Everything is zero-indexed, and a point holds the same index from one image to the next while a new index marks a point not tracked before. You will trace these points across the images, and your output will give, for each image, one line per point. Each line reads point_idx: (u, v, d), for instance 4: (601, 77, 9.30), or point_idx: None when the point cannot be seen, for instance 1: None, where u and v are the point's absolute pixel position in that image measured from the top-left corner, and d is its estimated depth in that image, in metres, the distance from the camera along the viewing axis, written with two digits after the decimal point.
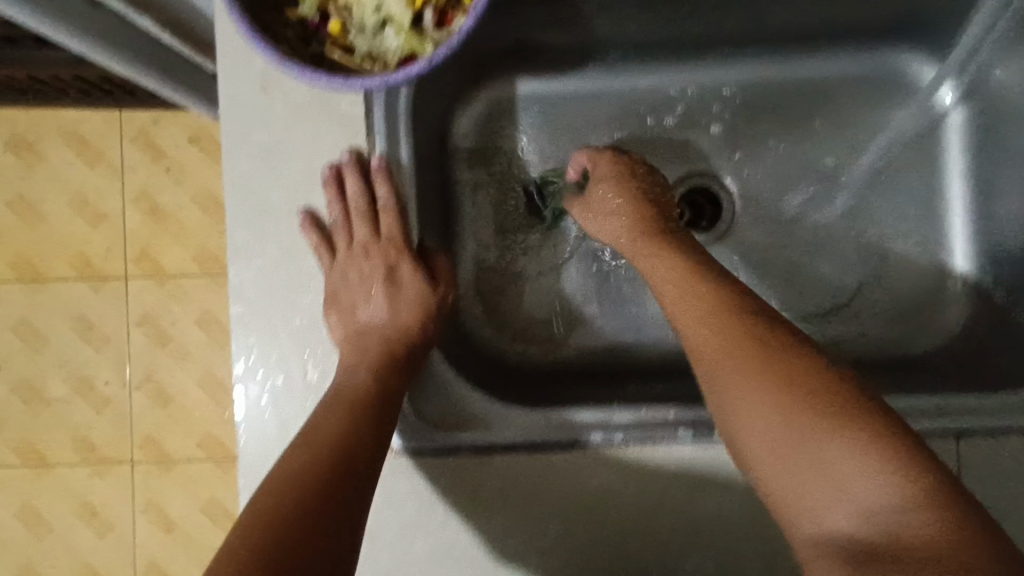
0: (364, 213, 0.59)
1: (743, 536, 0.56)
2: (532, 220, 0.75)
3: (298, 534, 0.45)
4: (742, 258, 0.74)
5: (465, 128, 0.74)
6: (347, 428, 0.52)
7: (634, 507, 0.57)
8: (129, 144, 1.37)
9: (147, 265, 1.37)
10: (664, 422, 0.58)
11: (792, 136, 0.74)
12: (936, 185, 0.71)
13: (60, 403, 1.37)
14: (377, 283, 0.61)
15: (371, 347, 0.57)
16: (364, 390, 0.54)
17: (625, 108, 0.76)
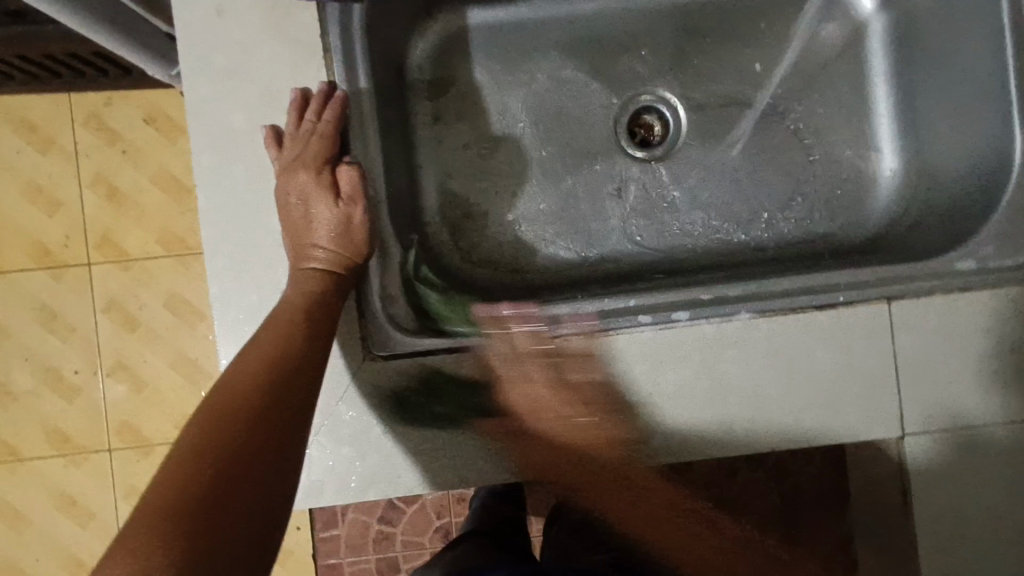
0: (309, 132, 0.58)
1: (706, 407, 0.61)
2: (492, 147, 0.79)
3: (257, 444, 0.47)
4: (689, 170, 0.79)
5: (420, 60, 0.77)
6: (284, 344, 0.53)
7: (603, 391, 0.61)
8: (80, 130, 1.35)
9: (107, 246, 1.35)
10: (625, 309, 0.63)
11: (728, 53, 0.79)
12: (863, 90, 0.76)
13: (30, 396, 1.35)
14: (304, 195, 0.58)
15: (300, 265, 0.58)
16: (304, 307, 0.56)
17: (574, 32, 0.79)
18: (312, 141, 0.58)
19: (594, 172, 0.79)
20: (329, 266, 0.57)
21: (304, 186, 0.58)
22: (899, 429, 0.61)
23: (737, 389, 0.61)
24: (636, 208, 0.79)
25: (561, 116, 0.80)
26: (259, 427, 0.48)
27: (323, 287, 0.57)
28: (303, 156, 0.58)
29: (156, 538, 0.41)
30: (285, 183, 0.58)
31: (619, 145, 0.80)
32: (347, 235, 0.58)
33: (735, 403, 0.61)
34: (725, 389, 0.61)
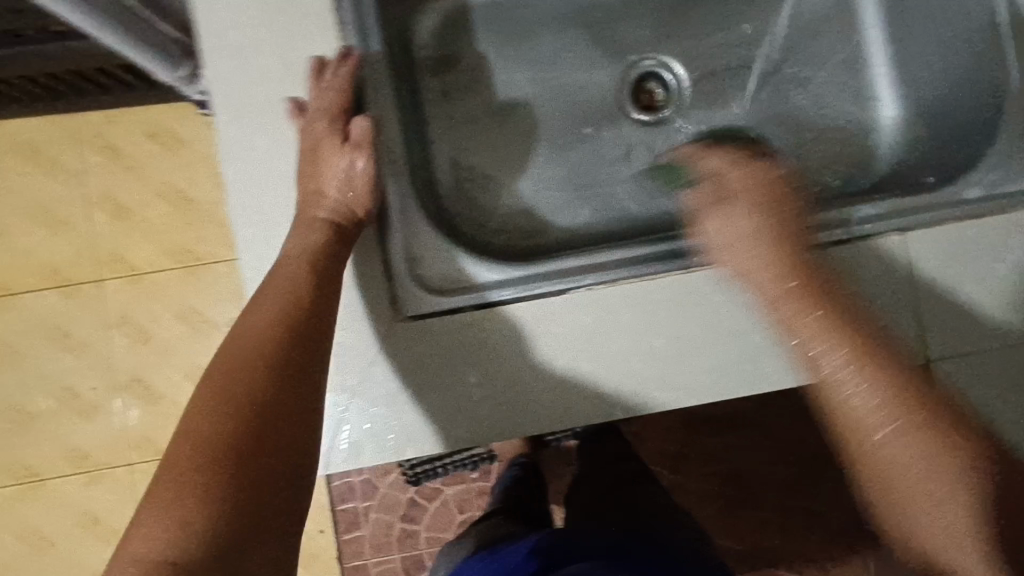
0: (327, 91, 0.60)
1: (732, 345, 0.62)
2: (500, 119, 0.81)
3: (274, 394, 0.49)
4: (694, 129, 0.81)
5: (425, 38, 0.79)
6: (291, 296, 0.54)
7: (629, 336, 0.62)
8: (86, 149, 1.37)
9: (118, 261, 1.36)
10: (644, 257, 0.64)
11: (723, 14, 0.81)
12: (857, 41, 0.79)
13: (50, 416, 1.35)
14: (324, 154, 0.60)
15: (307, 212, 0.59)
16: (310, 259, 0.56)
17: (572, 4, 0.82)
18: (329, 98, 0.60)
19: (600, 137, 0.82)
20: (338, 220, 0.59)
21: (322, 142, 0.60)
22: (924, 356, 0.62)
23: (760, 325, 0.62)
24: (644, 168, 0.81)
25: (565, 86, 0.82)
26: (273, 380, 0.50)
27: (326, 242, 0.57)
28: (322, 113, 0.60)
29: (187, 497, 0.43)
30: (303, 139, 0.60)
31: (622, 109, 0.82)
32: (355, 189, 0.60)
33: (759, 339, 0.62)
34: (749, 327, 0.62)
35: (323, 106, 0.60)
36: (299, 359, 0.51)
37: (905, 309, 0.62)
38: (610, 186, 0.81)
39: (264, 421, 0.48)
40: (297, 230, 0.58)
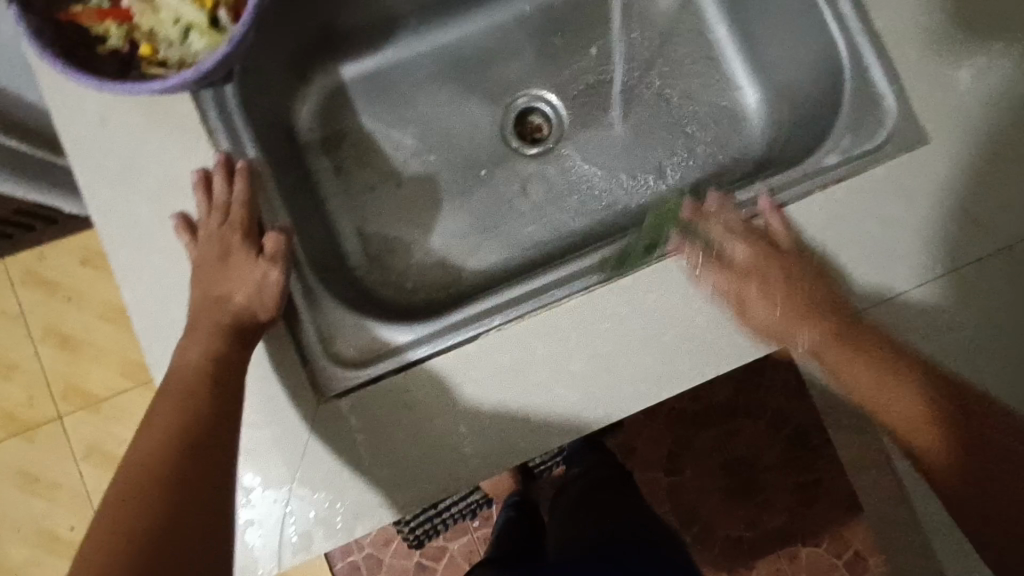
0: (217, 206, 0.62)
1: (645, 351, 0.65)
2: (397, 182, 0.85)
3: (179, 511, 0.49)
4: (580, 152, 0.85)
5: (308, 123, 0.82)
6: (191, 407, 0.55)
7: (548, 365, 0.64)
8: (17, 290, 1.35)
9: (71, 392, 1.35)
10: (545, 287, 0.68)
11: (583, 40, 0.86)
12: (707, 40, 0.84)
13: (32, 567, 1.31)
14: (217, 262, 0.61)
15: (206, 318, 0.60)
16: (201, 366, 0.57)
17: (442, 63, 0.86)
18: (227, 213, 0.62)
19: (495, 179, 0.85)
20: (235, 321, 0.60)
21: (217, 248, 0.61)
22: (825, 319, 0.65)
23: (667, 326, 0.65)
24: (542, 198, 0.84)
25: (452, 140, 0.86)
26: (178, 493, 0.50)
27: (220, 346, 0.58)
28: (220, 226, 0.62)
29: None
30: (199, 254, 0.61)
31: (510, 148, 0.86)
32: (259, 291, 0.61)
33: (670, 339, 0.65)
34: (657, 330, 0.65)
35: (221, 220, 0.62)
36: (198, 470, 0.51)
37: (802, 281, 0.64)
38: (514, 221, 0.84)
39: (169, 533, 0.47)
40: (191, 337, 0.59)
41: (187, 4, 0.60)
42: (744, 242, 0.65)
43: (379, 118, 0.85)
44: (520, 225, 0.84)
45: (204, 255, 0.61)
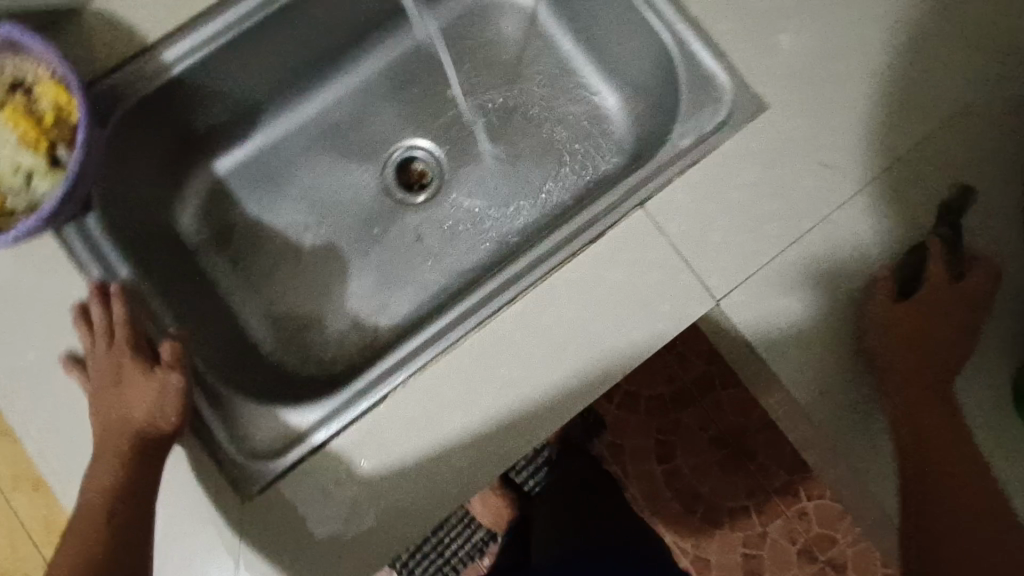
0: (100, 333, 0.62)
1: (550, 370, 0.65)
2: (296, 259, 0.86)
3: None
4: (464, 189, 0.87)
5: (194, 225, 0.83)
6: (84, 552, 0.56)
7: (459, 406, 0.65)
8: None
9: None
10: (443, 330, 0.67)
11: (441, 81, 0.88)
12: (557, 55, 0.87)
13: None
14: (113, 389, 0.62)
15: (114, 445, 0.60)
16: (99, 507, 0.58)
17: (313, 137, 0.88)
18: (107, 336, 0.62)
19: (389, 233, 0.87)
20: (136, 444, 0.60)
21: (108, 376, 0.62)
22: (714, 297, 0.66)
23: (564, 342, 0.66)
24: (439, 241, 0.86)
25: (341, 206, 0.87)
26: None
27: (113, 486, 0.59)
28: (105, 351, 0.62)
29: None
30: (95, 384, 0.62)
31: (397, 201, 0.88)
32: (164, 400, 0.61)
33: (571, 353, 0.66)
34: (555, 348, 0.66)
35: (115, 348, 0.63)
36: None
37: (678, 268, 0.67)
38: (417, 270, 0.86)
39: None
40: (97, 469, 0.59)
41: (23, 152, 0.62)
42: (617, 246, 0.67)
43: (251, 189, 0.86)
44: (423, 272, 0.86)
45: (102, 383, 0.62)
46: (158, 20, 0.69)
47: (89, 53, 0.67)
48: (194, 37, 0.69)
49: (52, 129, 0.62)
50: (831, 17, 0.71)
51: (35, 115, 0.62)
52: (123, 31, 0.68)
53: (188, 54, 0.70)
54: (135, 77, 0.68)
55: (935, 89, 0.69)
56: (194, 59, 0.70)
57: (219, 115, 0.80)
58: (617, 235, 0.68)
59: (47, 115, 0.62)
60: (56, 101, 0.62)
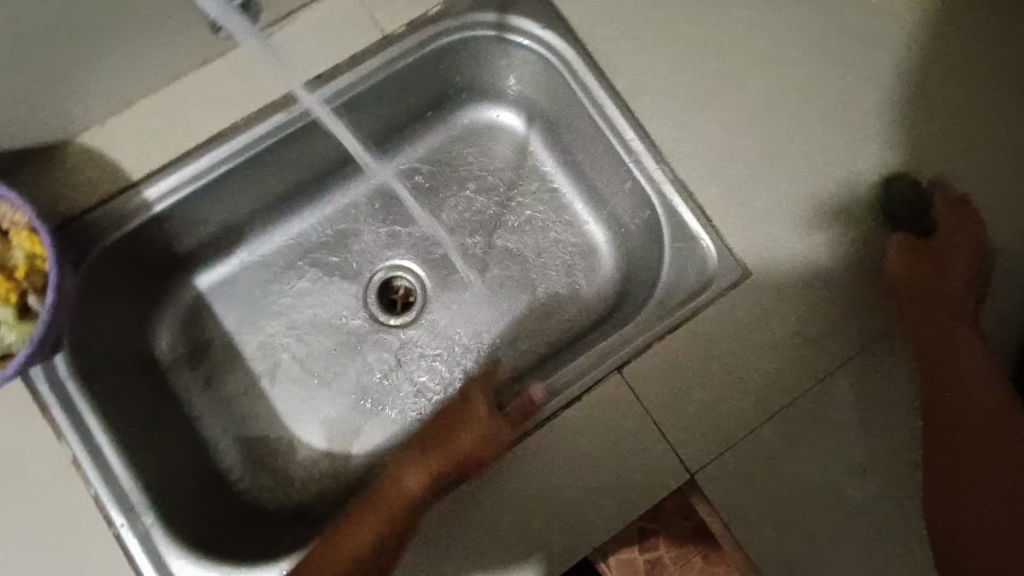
0: (143, 501, 0.65)
1: (524, 513, 0.65)
2: (270, 379, 0.84)
3: None
4: (448, 311, 0.86)
5: (167, 341, 0.81)
6: None
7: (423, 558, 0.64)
8: None
9: None
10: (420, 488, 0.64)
11: (429, 206, 0.88)
12: (551, 188, 0.86)
13: None
14: None
15: None
16: None
17: (296, 253, 0.87)
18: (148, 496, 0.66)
19: (368, 356, 0.85)
20: None
21: (89, 527, 0.63)
22: (687, 470, 0.66)
23: (555, 477, 0.65)
24: (419, 368, 0.85)
25: (321, 323, 0.86)
26: None
27: None
28: (137, 509, 0.64)
29: None
30: (127, 539, 0.63)
31: (378, 322, 0.87)
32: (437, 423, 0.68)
33: (558, 486, 0.65)
34: (536, 499, 0.65)
35: (473, 416, 0.71)
36: None
37: (644, 456, 0.66)
38: (393, 392, 0.84)
39: None
40: None
41: None
42: (590, 422, 0.66)
43: (256, 278, 0.86)
44: (400, 395, 0.84)
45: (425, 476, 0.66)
46: (141, 160, 0.69)
47: (69, 192, 0.68)
48: (176, 176, 0.69)
49: (25, 280, 0.62)
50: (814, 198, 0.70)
51: (9, 269, 0.62)
52: (104, 167, 0.68)
53: (168, 194, 0.70)
54: (115, 215, 0.68)
55: (918, 281, 0.68)
56: (173, 198, 0.70)
57: (198, 237, 0.80)
58: (590, 406, 0.66)
59: (19, 266, 0.62)
60: (31, 250, 0.62)
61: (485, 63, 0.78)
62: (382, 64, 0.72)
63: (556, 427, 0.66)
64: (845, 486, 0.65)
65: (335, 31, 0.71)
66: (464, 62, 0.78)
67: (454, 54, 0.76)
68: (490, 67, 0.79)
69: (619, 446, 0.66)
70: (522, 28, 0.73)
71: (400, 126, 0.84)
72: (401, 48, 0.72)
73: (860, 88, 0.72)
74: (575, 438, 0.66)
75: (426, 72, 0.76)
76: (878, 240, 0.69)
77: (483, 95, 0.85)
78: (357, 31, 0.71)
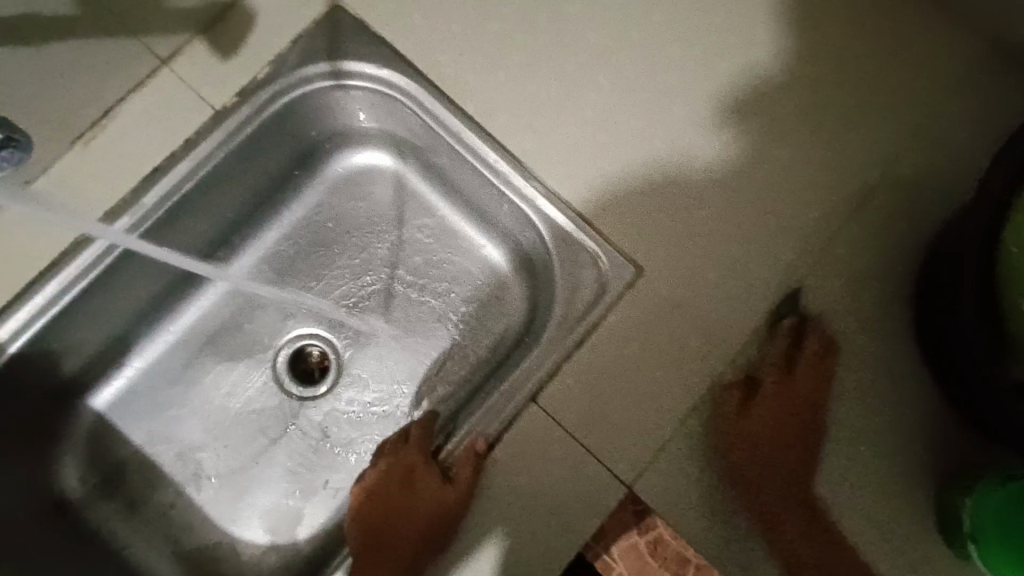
0: None
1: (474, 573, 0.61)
2: (195, 486, 0.79)
3: None
4: (364, 371, 0.83)
5: (74, 477, 0.77)
6: None
7: None
8: None
9: None
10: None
11: (320, 267, 0.83)
12: (439, 220, 0.83)
13: None
14: None
15: None
16: None
17: (190, 351, 0.81)
18: None
19: (294, 436, 0.81)
20: None
21: None
22: (625, 484, 0.64)
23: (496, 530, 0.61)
24: (348, 436, 0.81)
25: (235, 415, 0.81)
26: None
27: None
28: None
29: None
30: None
31: (295, 399, 0.82)
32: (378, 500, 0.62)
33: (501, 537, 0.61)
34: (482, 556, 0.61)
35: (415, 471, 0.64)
36: None
37: (576, 484, 0.63)
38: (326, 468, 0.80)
39: None
40: None
41: None
42: (519, 464, 0.63)
43: (153, 387, 0.80)
44: (335, 468, 0.80)
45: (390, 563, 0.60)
46: None
47: None
48: (25, 311, 0.64)
49: None
50: (687, 179, 0.69)
51: None
52: None
53: (22, 330, 0.64)
54: None
55: (802, 236, 0.69)
56: (28, 334, 0.65)
57: (79, 362, 0.74)
58: (516, 447, 0.63)
59: None
60: None
61: (335, 112, 0.75)
62: (222, 141, 0.68)
63: (486, 479, 0.62)
64: (782, 462, 0.64)
65: (162, 119, 0.67)
66: (312, 116, 0.75)
67: (299, 112, 0.72)
68: (341, 114, 0.76)
69: (554, 481, 0.63)
70: (358, 71, 0.70)
71: (267, 194, 0.80)
72: (234, 121, 0.68)
73: (707, 58, 0.71)
74: (507, 485, 0.62)
75: (274, 136, 0.73)
76: (756, 205, 0.69)
77: (345, 142, 0.81)
78: (185, 113, 0.67)
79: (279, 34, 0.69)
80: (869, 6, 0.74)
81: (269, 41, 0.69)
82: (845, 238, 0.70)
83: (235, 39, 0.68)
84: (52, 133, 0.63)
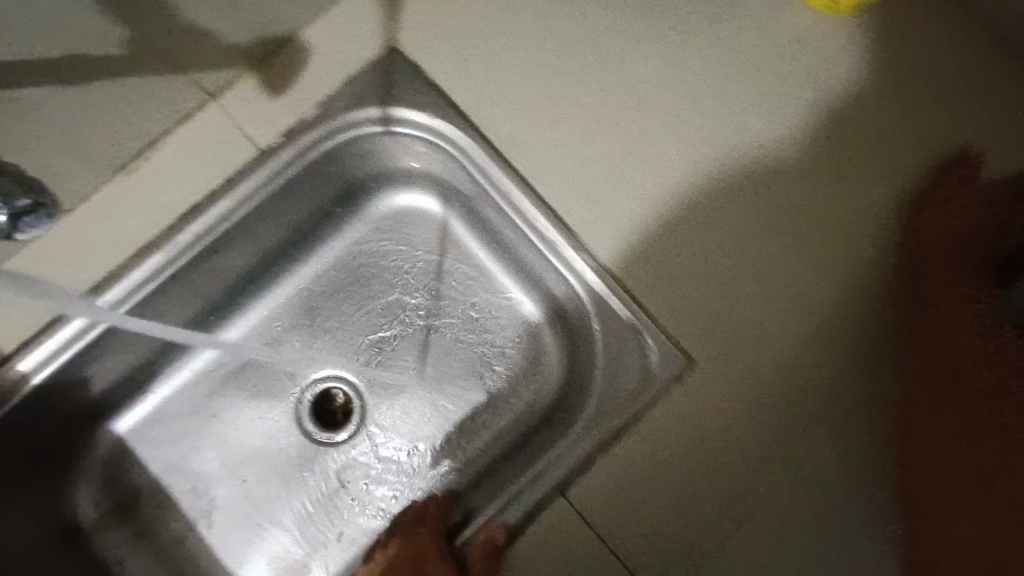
0: None
1: None
2: (206, 522, 0.77)
3: None
4: (387, 421, 0.79)
5: (88, 502, 0.76)
6: None
7: None
8: None
9: None
10: None
11: (352, 309, 0.80)
12: (478, 272, 0.79)
13: None
14: None
15: None
16: None
17: (216, 382, 0.80)
18: None
19: (309, 482, 0.78)
20: None
21: None
22: None
23: None
24: (364, 489, 0.78)
25: (252, 453, 0.79)
26: None
27: None
28: None
29: None
30: None
31: (315, 442, 0.80)
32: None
33: None
34: None
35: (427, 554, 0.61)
36: None
37: None
38: (339, 520, 0.77)
39: None
40: None
41: None
42: (539, 563, 0.58)
43: (175, 416, 0.79)
44: (348, 521, 0.77)
45: None
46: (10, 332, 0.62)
47: None
48: (50, 343, 0.62)
49: None
50: (752, 265, 0.63)
51: None
52: None
53: (45, 362, 0.63)
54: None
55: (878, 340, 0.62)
56: (53, 366, 0.63)
57: (103, 389, 0.73)
58: (538, 542, 0.58)
59: None
60: None
61: (382, 154, 0.72)
62: (261, 182, 0.65)
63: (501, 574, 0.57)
64: None
65: (204, 155, 0.64)
66: (358, 158, 0.71)
67: (344, 154, 0.69)
68: (389, 156, 0.72)
69: None
70: (408, 119, 0.66)
71: (305, 231, 0.77)
72: (276, 162, 0.65)
73: (786, 132, 0.65)
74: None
75: (317, 177, 0.70)
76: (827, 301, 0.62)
77: (390, 182, 0.78)
78: (228, 150, 0.65)
79: (330, 74, 0.66)
80: (978, 86, 0.66)
81: (320, 82, 0.66)
82: (960, 333, 0.58)
83: (285, 77, 0.66)
84: (92, 166, 0.61)
